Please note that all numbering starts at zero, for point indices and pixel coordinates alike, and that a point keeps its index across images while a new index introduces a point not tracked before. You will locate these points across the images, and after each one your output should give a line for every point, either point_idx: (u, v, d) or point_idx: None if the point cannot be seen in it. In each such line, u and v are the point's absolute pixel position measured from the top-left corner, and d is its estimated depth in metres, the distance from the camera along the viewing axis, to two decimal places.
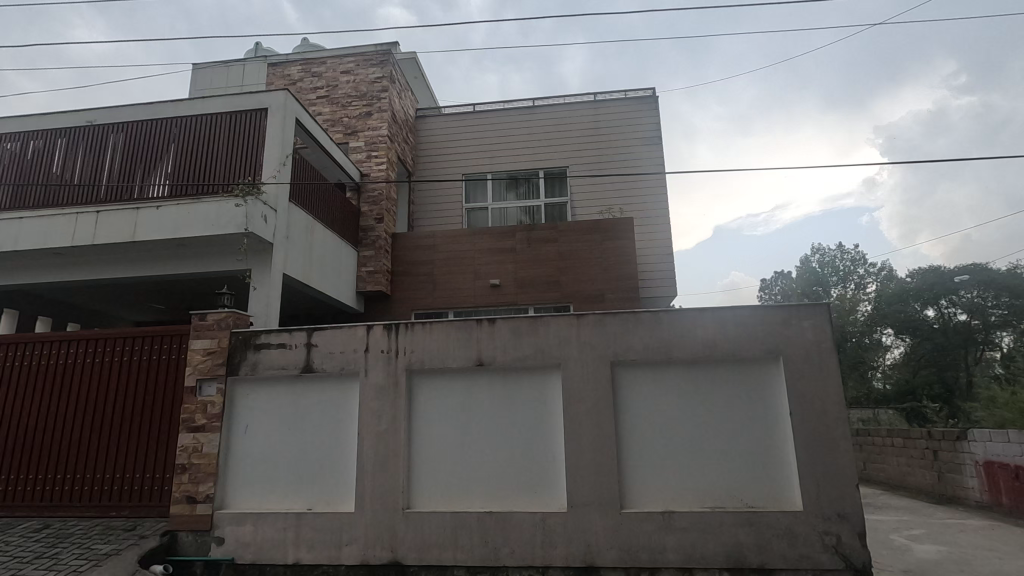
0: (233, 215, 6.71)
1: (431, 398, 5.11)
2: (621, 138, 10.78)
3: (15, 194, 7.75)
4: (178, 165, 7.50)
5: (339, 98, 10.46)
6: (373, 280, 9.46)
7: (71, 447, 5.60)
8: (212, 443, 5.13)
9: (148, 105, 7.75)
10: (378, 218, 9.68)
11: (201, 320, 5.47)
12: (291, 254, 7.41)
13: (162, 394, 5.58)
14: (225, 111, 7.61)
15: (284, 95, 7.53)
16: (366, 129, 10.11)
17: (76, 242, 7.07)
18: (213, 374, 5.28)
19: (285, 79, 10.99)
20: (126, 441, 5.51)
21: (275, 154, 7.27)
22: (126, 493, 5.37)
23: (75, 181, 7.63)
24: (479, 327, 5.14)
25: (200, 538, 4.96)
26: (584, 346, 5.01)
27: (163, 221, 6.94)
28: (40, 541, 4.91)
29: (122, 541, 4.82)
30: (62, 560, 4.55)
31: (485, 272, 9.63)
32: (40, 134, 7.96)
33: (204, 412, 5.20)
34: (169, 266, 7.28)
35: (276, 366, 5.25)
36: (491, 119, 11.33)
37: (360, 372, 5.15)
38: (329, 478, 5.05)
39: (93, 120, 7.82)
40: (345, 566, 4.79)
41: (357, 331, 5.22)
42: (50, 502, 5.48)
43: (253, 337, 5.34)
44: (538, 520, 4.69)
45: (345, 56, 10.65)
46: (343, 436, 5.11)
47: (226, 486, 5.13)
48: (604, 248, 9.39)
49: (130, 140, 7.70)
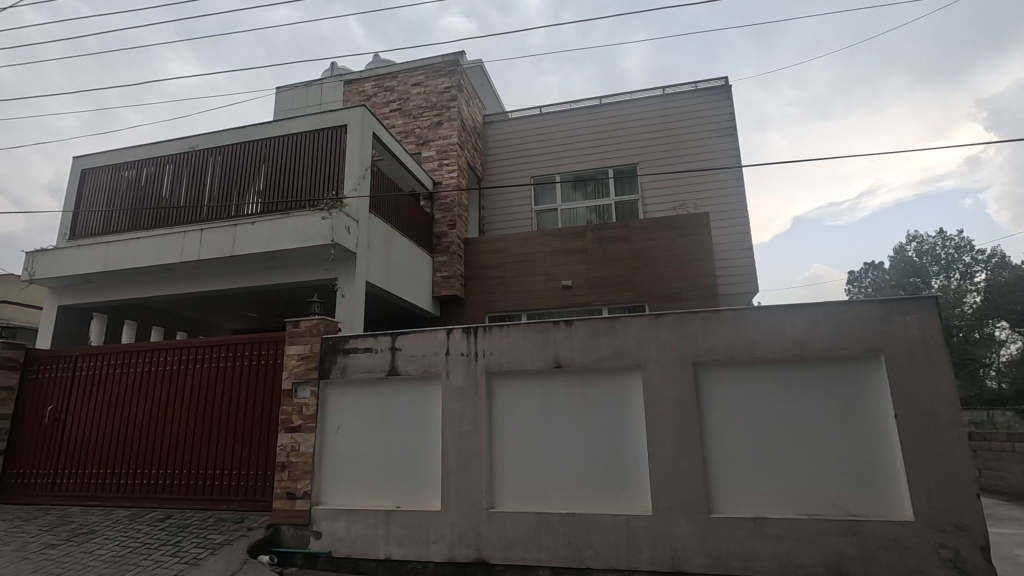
0: (320, 227, 7.11)
1: (510, 398, 5.18)
2: (692, 131, 10.46)
3: (133, 217, 8.63)
4: (269, 183, 8.06)
5: (411, 110, 10.87)
6: (448, 285, 9.72)
7: (185, 445, 6.14)
8: (308, 442, 5.46)
9: (241, 130, 8.39)
10: (451, 224, 9.96)
11: (295, 327, 5.85)
12: (372, 262, 7.77)
13: (261, 396, 6.00)
14: (309, 130, 8.10)
15: (361, 110, 7.91)
16: (437, 139, 10.41)
17: (183, 258, 7.73)
18: (307, 377, 5.63)
19: (360, 95, 11.55)
20: (232, 439, 5.97)
21: (355, 168, 7.65)
22: (234, 487, 5.83)
23: (182, 203, 8.38)
24: (556, 329, 5.16)
25: (301, 532, 5.28)
26: (664, 346, 4.90)
27: (257, 236, 7.46)
28: (164, 530, 5.42)
29: (233, 532, 5.24)
30: (183, 548, 4.99)
31: (557, 273, 9.65)
32: (151, 161, 8.81)
33: (300, 414, 5.55)
34: (264, 277, 7.82)
35: (363, 370, 5.51)
36: (557, 120, 11.33)
37: (442, 374, 5.31)
38: (415, 477, 5.23)
39: (195, 146, 8.57)
40: (433, 563, 4.93)
41: (438, 334, 5.38)
42: (169, 494, 6.04)
43: (342, 342, 5.64)
44: (622, 523, 4.64)
45: (415, 69, 11.03)
46: (428, 436, 5.28)
47: (321, 484, 5.43)
48: (678, 245, 9.14)
49: (227, 162, 8.36)
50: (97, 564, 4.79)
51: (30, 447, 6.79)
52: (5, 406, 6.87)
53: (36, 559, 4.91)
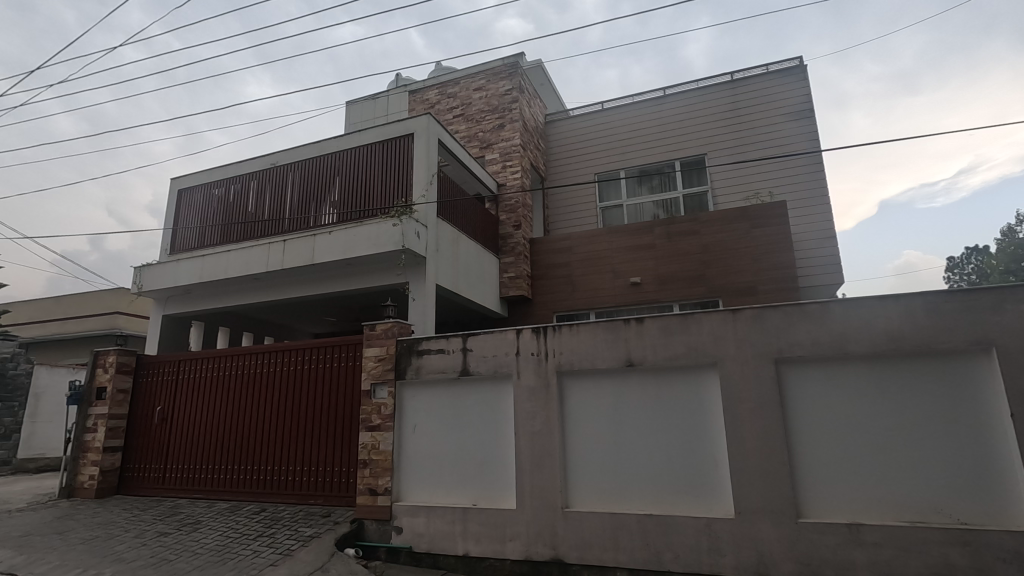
0: (392, 234, 7.37)
1: (582, 398, 5.15)
2: (765, 116, 9.97)
3: (223, 232, 9.32)
4: (343, 193, 8.46)
5: (473, 114, 11.06)
6: (515, 285, 9.82)
7: (275, 443, 6.56)
8: (387, 441, 5.68)
9: (317, 145, 8.86)
10: (516, 225, 10.05)
11: (371, 330, 6.10)
12: (441, 266, 7.97)
13: (343, 397, 6.30)
14: (378, 140, 8.43)
15: (426, 118, 8.14)
16: (500, 141, 10.53)
17: (268, 268, 8.25)
18: (384, 378, 5.86)
19: (424, 103, 11.88)
20: (317, 438, 6.32)
21: (423, 175, 7.89)
22: (320, 484, 6.16)
23: (266, 216, 8.96)
24: (627, 327, 5.07)
25: (383, 527, 5.49)
26: (742, 342, 4.70)
27: (334, 244, 7.84)
28: (260, 522, 5.80)
29: (322, 525, 5.53)
30: (278, 539, 5.32)
31: (625, 270, 9.49)
32: (238, 179, 9.48)
33: (379, 413, 5.79)
34: (341, 283, 8.21)
35: (437, 370, 5.66)
36: (620, 114, 11.13)
37: (513, 374, 5.35)
38: (490, 475, 5.30)
39: (275, 163, 9.13)
40: (509, 560, 4.98)
41: (508, 334, 5.44)
42: (263, 489, 6.47)
43: (416, 344, 5.83)
44: (703, 525, 4.49)
45: (477, 74, 11.21)
46: (501, 436, 5.35)
47: (401, 481, 5.62)
48: (753, 236, 8.72)
49: (305, 176, 8.85)
50: (203, 552, 5.20)
51: (143, 444, 7.48)
52: (122, 406, 7.61)
53: (152, 545, 5.39)
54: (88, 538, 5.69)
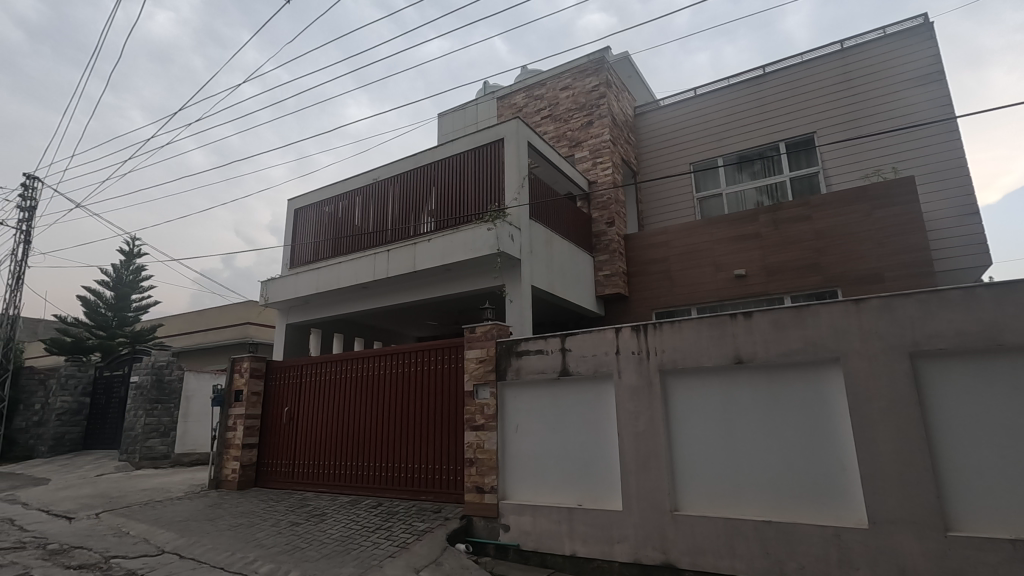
0: (487, 238, 7.56)
1: (688, 397, 4.95)
2: (883, 84, 9.01)
3: (334, 245, 10.06)
4: (439, 202, 8.81)
5: (561, 114, 11.07)
6: (611, 283, 9.69)
7: (389, 442, 6.96)
8: (491, 440, 5.82)
9: (413, 157, 9.30)
10: (610, 222, 9.90)
11: (472, 333, 6.29)
12: (536, 267, 8.06)
13: (448, 397, 6.56)
14: (470, 149, 8.69)
15: (515, 123, 8.27)
16: (589, 139, 10.44)
17: (375, 276, 8.78)
18: (486, 379, 6.01)
19: (512, 108, 12.07)
20: (426, 436, 6.62)
21: (514, 178, 8.02)
22: (431, 481, 6.45)
23: (371, 228, 9.56)
24: (734, 322, 4.81)
25: (491, 524, 5.62)
26: (868, 335, 4.27)
27: (433, 251, 8.18)
28: (378, 515, 6.17)
29: (433, 520, 5.78)
30: (394, 532, 5.63)
31: (728, 262, 9.01)
32: (345, 195, 10.19)
33: (482, 413, 5.94)
34: (440, 288, 8.54)
35: (536, 371, 5.71)
36: (715, 99, 10.60)
37: (614, 373, 5.26)
38: (594, 476, 5.25)
39: (377, 178, 9.72)
40: (618, 563, 4.88)
41: (607, 333, 5.36)
42: (379, 484, 6.90)
43: (514, 345, 5.92)
44: (831, 535, 4.13)
45: (563, 74, 11.19)
46: (604, 436, 5.28)
47: (506, 480, 5.72)
48: (875, 218, 7.92)
49: (404, 188, 9.33)
50: (330, 541, 5.62)
51: (275, 441, 8.26)
52: (256, 407, 8.45)
53: (287, 534, 5.93)
54: (234, 525, 6.37)
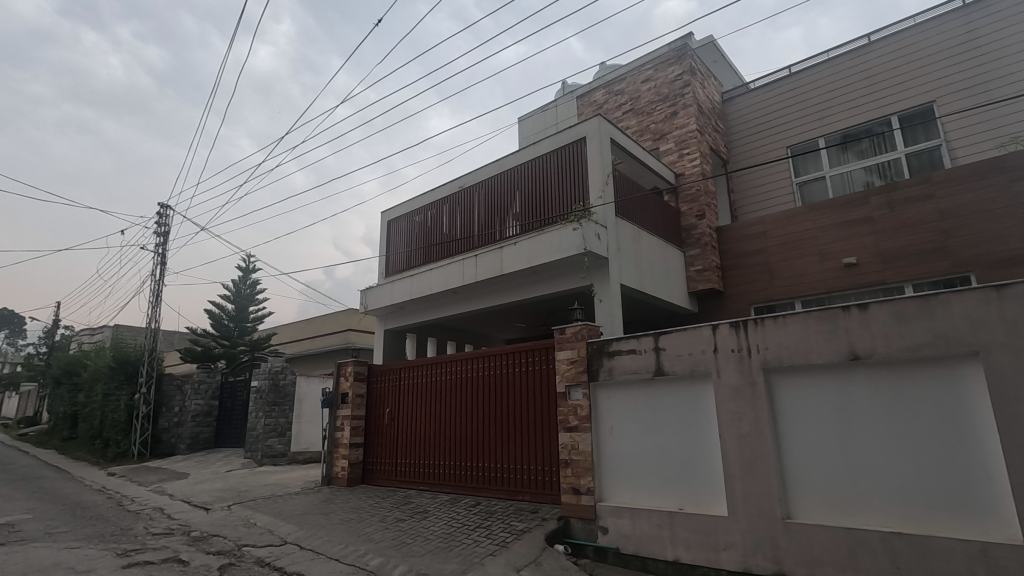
0: (573, 239, 7.53)
1: (797, 397, 4.62)
2: (1018, 40, 7.92)
3: (425, 253, 10.47)
4: (524, 206, 8.91)
5: (644, 108, 10.81)
6: (704, 279, 9.32)
7: (485, 442, 7.13)
8: (586, 441, 5.78)
9: (497, 163, 9.48)
10: (700, 215, 9.51)
11: (562, 334, 6.28)
12: (624, 265, 7.92)
13: (541, 399, 6.61)
14: (552, 150, 8.71)
15: (597, 120, 8.17)
16: (674, 130, 10.11)
17: (465, 281, 9.03)
18: (578, 380, 5.98)
19: (593, 106, 11.98)
20: (521, 438, 6.71)
21: (599, 177, 7.93)
22: (527, 481, 6.53)
23: (459, 235, 9.85)
24: (847, 315, 4.42)
25: (589, 526, 5.56)
26: (1014, 327, 3.76)
27: (520, 254, 8.27)
28: (478, 514, 6.33)
29: (531, 521, 5.84)
30: (494, 531, 5.75)
31: (835, 251, 8.33)
32: (434, 205, 10.59)
33: (576, 414, 5.92)
34: (528, 290, 8.61)
35: (630, 371, 5.59)
36: (813, 76, 9.85)
37: (713, 373, 5.04)
38: (696, 480, 5.04)
39: (463, 186, 10.01)
40: (726, 571, 4.63)
41: (703, 331, 5.14)
42: (477, 484, 7.08)
43: (606, 345, 5.84)
44: (975, 551, 3.68)
45: (644, 66, 10.93)
46: (705, 439, 5.06)
47: (603, 482, 5.64)
48: (1013, 192, 6.97)
49: (489, 194, 9.54)
50: (433, 538, 5.83)
51: (378, 441, 8.73)
52: (361, 409, 8.98)
53: (394, 529, 6.23)
54: (346, 520, 6.79)
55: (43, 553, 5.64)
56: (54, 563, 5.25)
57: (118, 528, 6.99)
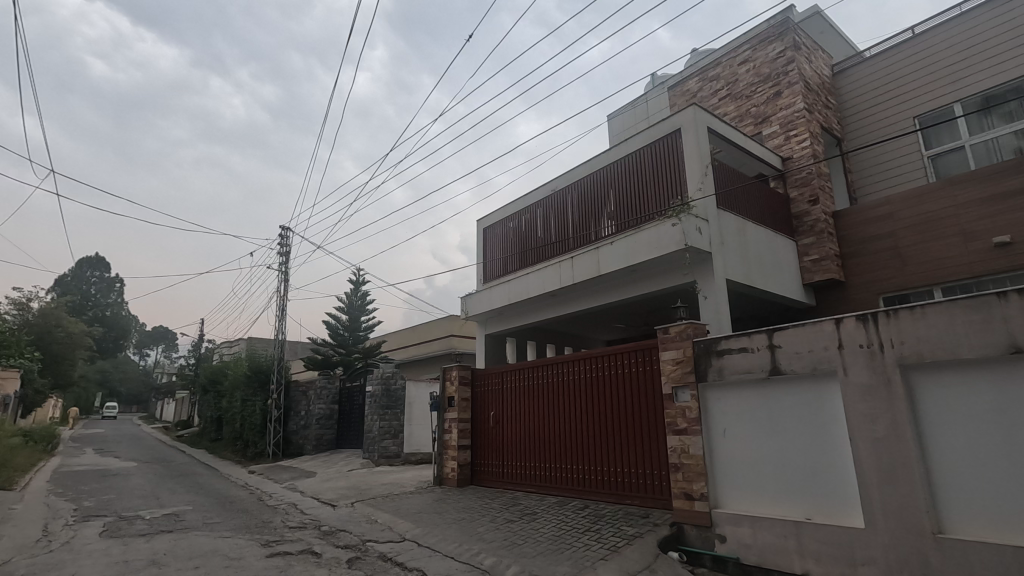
0: (672, 235, 7.27)
1: (942, 396, 4.11)
2: None
3: (521, 258, 10.63)
4: (619, 204, 8.78)
5: (743, 91, 10.23)
6: (821, 269, 8.61)
7: (590, 444, 7.09)
8: (697, 444, 5.52)
9: (589, 163, 9.43)
10: (813, 200, 8.81)
11: (665, 333, 6.09)
12: (729, 259, 7.53)
13: (646, 401, 6.47)
14: (645, 145, 8.49)
15: (692, 109, 7.85)
16: (779, 112, 9.47)
17: (562, 283, 9.02)
18: (685, 381, 5.74)
19: (686, 95, 11.55)
20: (627, 441, 6.60)
21: (697, 168, 7.60)
22: (635, 484, 6.41)
23: (554, 238, 9.90)
24: (1003, 303, 3.87)
25: (705, 533, 5.28)
26: None
27: (616, 254, 8.13)
28: (586, 518, 6.29)
29: (643, 526, 5.71)
30: (604, 535, 5.67)
31: (980, 230, 7.34)
32: (527, 209, 10.72)
33: (684, 416, 5.68)
34: (627, 289, 8.44)
35: (742, 371, 5.28)
36: (943, 35, 8.76)
37: (838, 371, 4.62)
38: (825, 486, 4.64)
39: (556, 189, 10.06)
40: None
41: (824, 326, 4.74)
42: (584, 486, 7.04)
43: (714, 344, 5.57)
44: None
45: (741, 47, 10.35)
46: (834, 442, 4.65)
47: (718, 487, 5.35)
48: None
49: (582, 195, 9.50)
50: (543, 539, 5.87)
51: (485, 443, 8.96)
52: (467, 411, 9.26)
53: (504, 530, 6.36)
54: (458, 519, 7.04)
55: (203, 540, 6.41)
56: (212, 550, 5.95)
57: (261, 520, 7.77)
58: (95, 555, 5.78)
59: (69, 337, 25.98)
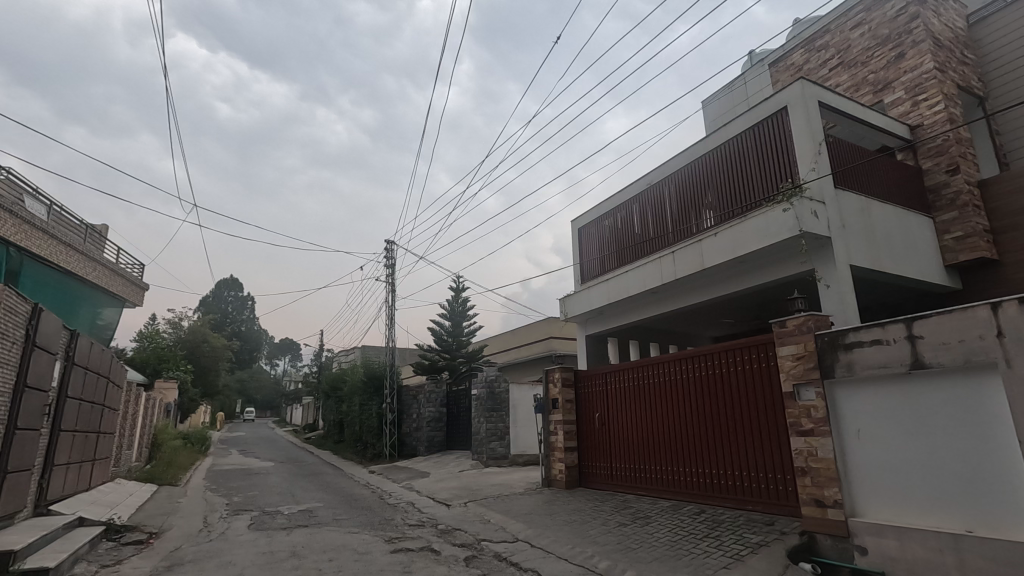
0: (784, 221, 6.78)
1: None
2: None
3: (619, 256, 10.44)
4: (720, 193, 8.35)
5: (857, 57, 9.33)
6: (967, 247, 7.59)
7: (703, 446, 6.78)
8: (826, 447, 5.07)
9: (686, 153, 9.05)
10: (953, 169, 7.79)
11: (782, 327, 5.68)
12: (852, 242, 6.87)
13: (764, 401, 6.08)
14: (747, 128, 8.00)
15: (799, 84, 7.26)
16: (903, 75, 8.51)
17: (663, 280, 8.73)
18: (808, 378, 5.30)
19: (790, 70, 10.75)
20: (744, 442, 6.24)
21: (808, 147, 7.03)
22: (756, 489, 6.03)
23: (652, 233, 9.62)
24: None
25: (841, 544, 4.81)
26: None
27: (721, 245, 7.71)
28: (704, 523, 6.00)
29: (768, 534, 5.34)
30: (725, 542, 5.38)
31: None
32: (623, 206, 10.52)
33: (809, 416, 5.24)
34: (735, 283, 7.99)
35: (876, 365, 4.77)
36: None
37: (999, 363, 4.03)
38: (989, 494, 4.07)
39: (651, 183, 9.78)
40: None
41: (977, 312, 4.15)
42: (700, 490, 6.73)
43: (841, 337, 5.09)
44: None
45: (852, 10, 9.45)
46: (998, 445, 4.07)
47: (854, 494, 4.86)
48: None
49: (680, 186, 9.13)
50: (659, 544, 5.69)
51: (591, 445, 8.87)
52: (571, 413, 9.22)
53: (617, 534, 6.24)
54: (569, 521, 7.02)
55: (334, 535, 6.95)
56: (343, 544, 6.43)
57: (383, 517, 8.27)
58: (246, 545, 6.47)
59: (213, 351, 29.34)
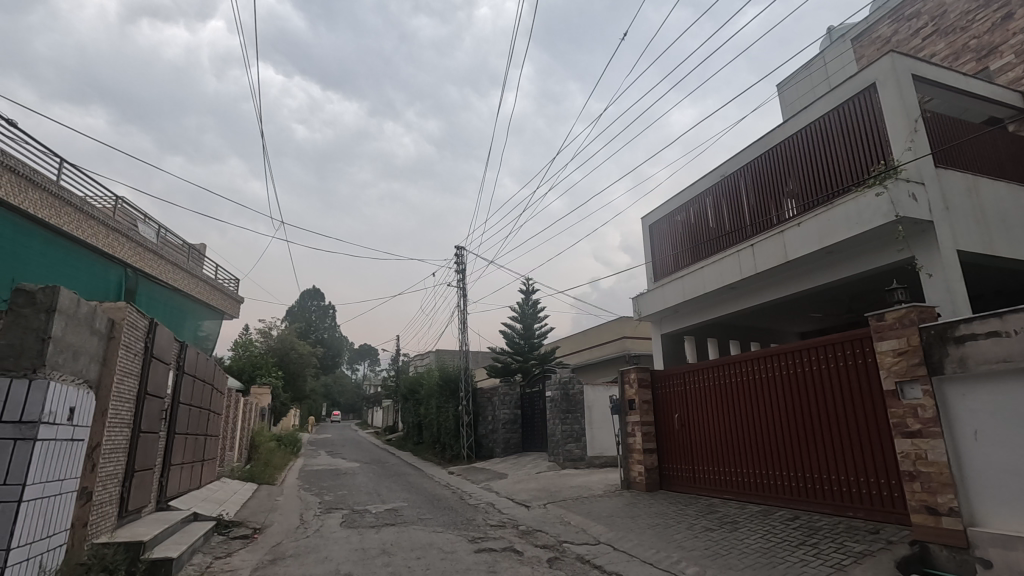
0: (876, 206, 6.31)
1: None
2: None
3: (693, 251, 10.12)
4: (803, 180, 7.90)
5: (957, 23, 8.59)
6: None
7: (794, 448, 6.42)
8: (938, 450, 4.65)
9: (762, 141, 8.64)
10: None
11: (880, 321, 5.28)
12: (958, 224, 6.28)
13: (863, 399, 5.68)
14: (831, 109, 7.52)
15: (889, 58, 6.73)
16: (1012, 37, 7.74)
17: (742, 275, 8.36)
18: (913, 374, 4.90)
19: (877, 43, 10.05)
20: (841, 445, 5.86)
21: (901, 125, 6.50)
22: (857, 494, 5.63)
23: (729, 227, 9.25)
24: None
25: (959, 556, 4.40)
26: None
27: (806, 236, 7.29)
28: (800, 530, 5.68)
29: (873, 543, 4.97)
30: (825, 550, 5.06)
31: None
32: (696, 200, 10.20)
33: (916, 416, 4.84)
34: (824, 274, 7.53)
35: (994, 360, 4.33)
36: None
37: None
38: None
39: (726, 174, 9.41)
40: None
41: None
42: (793, 495, 6.37)
43: (950, 329, 4.65)
44: None
45: None
46: None
47: (973, 501, 4.43)
48: None
49: (758, 176, 8.73)
50: (751, 551, 5.44)
51: (671, 447, 8.63)
52: (650, 414, 9.00)
53: (704, 539, 6.03)
54: (652, 524, 6.86)
55: (420, 533, 7.20)
56: (430, 543, 6.64)
57: (465, 517, 8.45)
58: (339, 541, 6.83)
59: (300, 358, 31.18)
